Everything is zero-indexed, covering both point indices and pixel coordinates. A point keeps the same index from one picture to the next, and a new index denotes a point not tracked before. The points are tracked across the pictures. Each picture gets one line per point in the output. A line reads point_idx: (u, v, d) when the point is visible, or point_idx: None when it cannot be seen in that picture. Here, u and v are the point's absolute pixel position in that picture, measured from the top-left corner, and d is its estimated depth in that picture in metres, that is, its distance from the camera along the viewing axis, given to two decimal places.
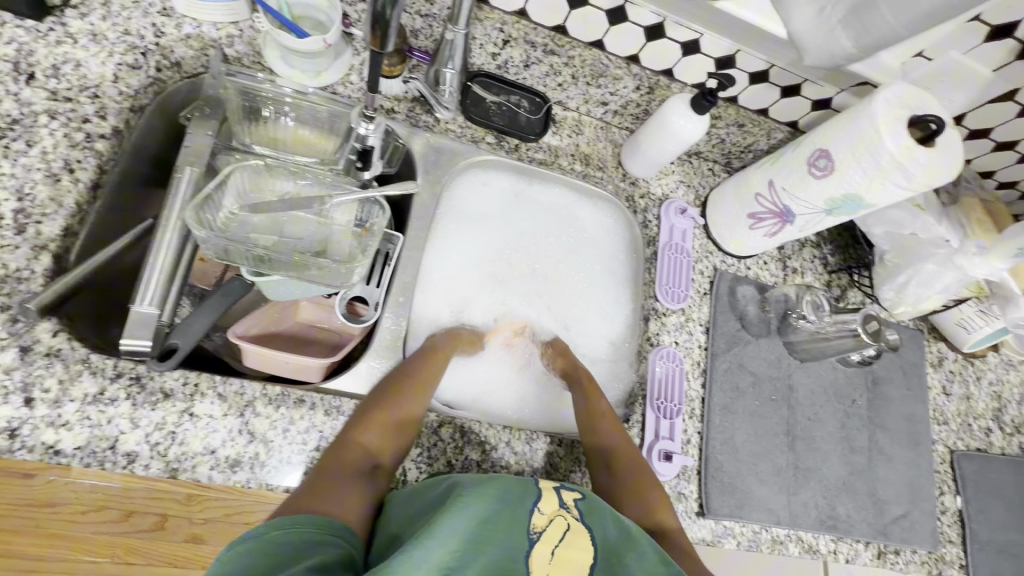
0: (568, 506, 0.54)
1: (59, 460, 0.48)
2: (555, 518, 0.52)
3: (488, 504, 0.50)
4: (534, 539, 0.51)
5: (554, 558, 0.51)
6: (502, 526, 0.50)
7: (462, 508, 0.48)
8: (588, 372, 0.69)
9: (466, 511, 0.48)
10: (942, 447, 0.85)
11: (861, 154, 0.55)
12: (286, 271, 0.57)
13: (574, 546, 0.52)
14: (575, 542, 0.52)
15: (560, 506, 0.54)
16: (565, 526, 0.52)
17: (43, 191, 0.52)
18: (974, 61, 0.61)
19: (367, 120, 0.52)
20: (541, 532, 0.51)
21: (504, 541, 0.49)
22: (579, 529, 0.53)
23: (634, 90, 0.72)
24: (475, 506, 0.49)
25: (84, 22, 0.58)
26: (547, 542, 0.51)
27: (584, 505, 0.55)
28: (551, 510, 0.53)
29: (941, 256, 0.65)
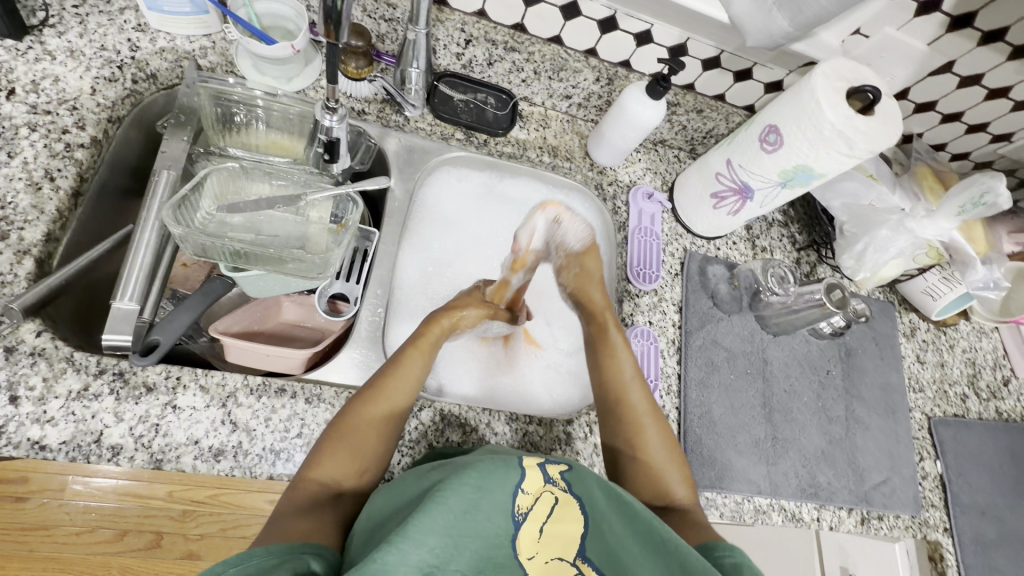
0: (554, 480, 0.51)
1: (44, 456, 0.49)
2: (541, 496, 0.49)
3: (468, 492, 0.45)
4: (521, 522, 0.47)
5: (544, 537, 0.48)
6: (485, 509, 0.46)
7: (440, 500, 0.44)
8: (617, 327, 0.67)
9: (445, 506, 0.44)
10: (919, 414, 0.86)
11: (805, 127, 0.58)
12: (266, 265, 0.60)
13: (565, 521, 0.49)
14: (565, 518, 0.49)
15: (547, 481, 0.51)
16: (553, 502, 0.50)
17: (25, 199, 0.54)
18: (908, 36, 0.65)
19: (331, 112, 0.55)
20: (526, 513, 0.48)
21: (490, 527, 0.46)
22: (567, 501, 0.50)
23: (594, 82, 0.75)
24: (455, 501, 0.45)
25: (61, 39, 0.61)
26: (534, 520, 0.48)
27: (570, 477, 0.52)
28: (536, 488, 0.50)
29: (894, 222, 0.69)
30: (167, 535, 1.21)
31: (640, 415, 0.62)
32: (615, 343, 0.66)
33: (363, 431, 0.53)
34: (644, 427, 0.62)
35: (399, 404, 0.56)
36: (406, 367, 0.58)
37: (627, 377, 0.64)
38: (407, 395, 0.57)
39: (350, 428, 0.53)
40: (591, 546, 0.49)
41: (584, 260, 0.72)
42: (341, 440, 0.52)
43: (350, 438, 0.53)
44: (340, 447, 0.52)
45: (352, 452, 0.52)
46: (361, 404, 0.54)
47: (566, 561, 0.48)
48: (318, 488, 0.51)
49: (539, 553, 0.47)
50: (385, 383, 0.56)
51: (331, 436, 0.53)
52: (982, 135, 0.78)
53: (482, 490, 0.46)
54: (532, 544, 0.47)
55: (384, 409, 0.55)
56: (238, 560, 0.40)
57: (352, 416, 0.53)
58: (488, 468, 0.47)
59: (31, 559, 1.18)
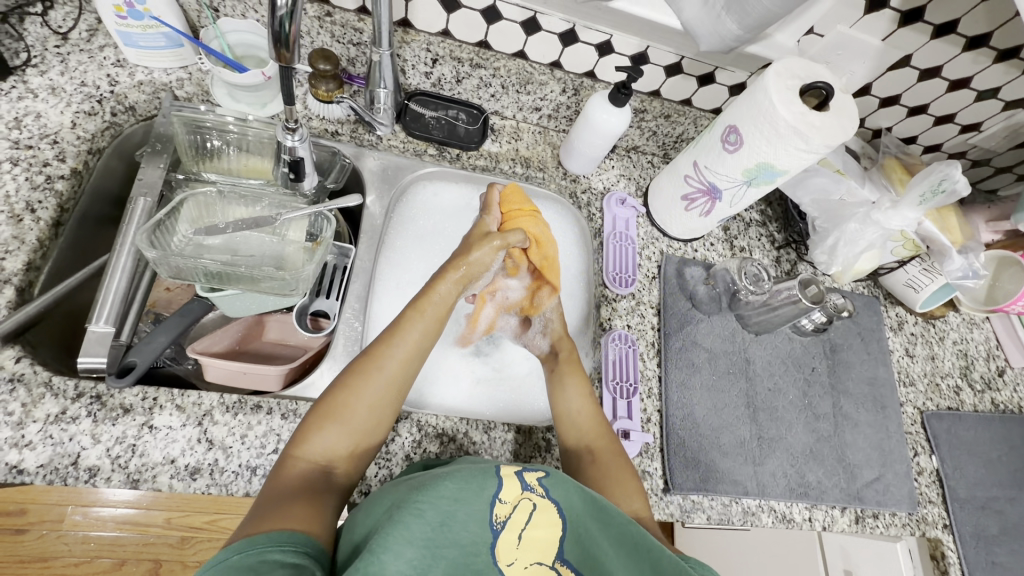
0: (533, 487, 0.48)
1: (22, 479, 0.50)
2: (519, 504, 0.47)
3: (445, 504, 0.45)
4: (499, 529, 0.46)
5: (524, 543, 0.46)
6: (462, 520, 0.45)
7: (417, 509, 0.44)
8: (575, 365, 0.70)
9: (421, 517, 0.44)
10: (911, 408, 0.85)
11: (762, 126, 0.59)
12: (239, 285, 0.62)
13: (544, 527, 0.47)
14: (544, 524, 0.47)
15: (525, 489, 0.48)
16: (531, 509, 0.47)
17: (6, 230, 0.57)
18: (861, 33, 0.66)
19: (291, 132, 0.57)
20: (505, 521, 0.46)
21: (466, 537, 0.45)
22: (546, 506, 0.48)
23: (561, 93, 0.77)
24: (431, 512, 0.44)
25: (43, 78, 0.63)
26: (513, 527, 0.46)
27: (549, 483, 0.49)
28: (514, 496, 0.47)
29: (862, 215, 0.70)
30: (167, 561, 1.23)
31: (593, 439, 0.63)
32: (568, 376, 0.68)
33: (357, 397, 0.55)
34: (596, 446, 0.63)
35: (395, 369, 0.57)
36: (402, 333, 0.59)
37: (577, 410, 0.65)
38: (403, 357, 0.58)
39: (342, 396, 0.54)
40: (570, 549, 0.47)
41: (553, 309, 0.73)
42: (333, 407, 0.54)
43: (343, 406, 0.54)
44: (332, 414, 0.53)
45: (346, 418, 0.54)
46: (356, 372, 0.56)
47: (544, 565, 0.46)
48: (311, 460, 0.51)
49: (518, 559, 0.46)
50: (380, 348, 0.58)
51: (326, 403, 0.54)
52: (949, 127, 0.79)
53: (459, 501, 0.45)
54: (512, 550, 0.46)
55: (379, 374, 0.56)
56: (242, 548, 0.41)
57: (347, 382, 0.55)
58: (464, 479, 0.46)
59: None
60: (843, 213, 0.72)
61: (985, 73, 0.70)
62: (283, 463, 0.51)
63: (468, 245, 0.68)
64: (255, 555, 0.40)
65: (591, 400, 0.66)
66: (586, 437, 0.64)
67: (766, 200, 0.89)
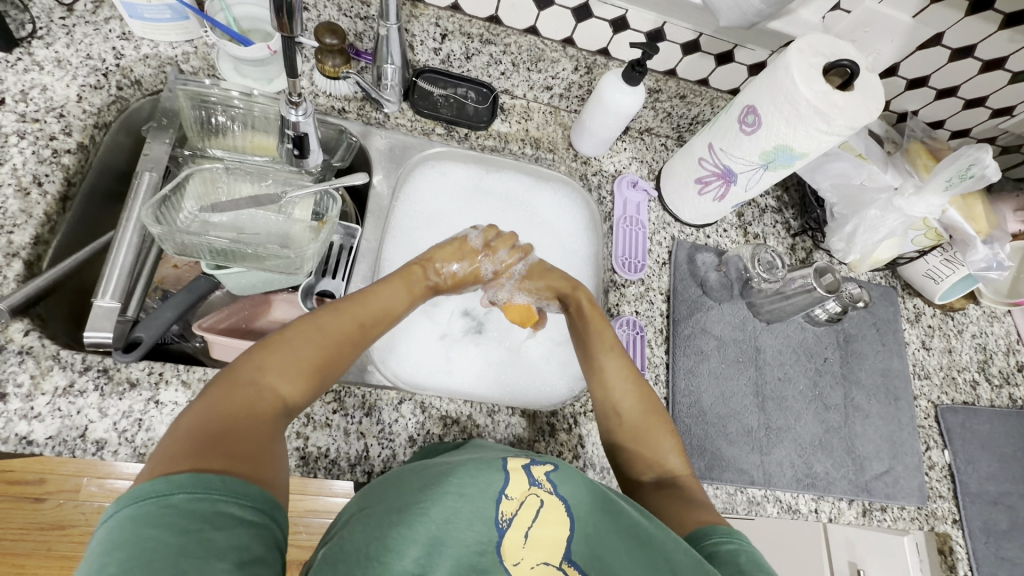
0: (540, 483, 0.48)
1: (31, 450, 0.50)
2: (527, 500, 0.46)
3: (449, 501, 0.45)
4: (506, 528, 0.45)
5: (531, 542, 0.44)
6: (466, 517, 0.45)
7: (422, 510, 0.45)
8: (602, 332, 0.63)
9: (426, 517, 0.44)
10: (925, 402, 0.83)
11: (783, 106, 0.57)
12: (245, 263, 0.62)
13: (552, 524, 0.45)
14: (551, 521, 0.46)
15: (532, 484, 0.48)
16: (538, 505, 0.46)
17: (14, 204, 0.57)
18: (890, 10, 0.63)
19: (295, 106, 0.56)
20: (511, 518, 0.45)
21: (471, 536, 0.44)
22: (553, 504, 0.46)
23: (573, 71, 0.75)
24: (434, 510, 0.45)
25: (49, 50, 0.63)
26: (520, 526, 0.45)
27: (557, 477, 0.49)
28: (521, 492, 0.47)
29: (882, 201, 0.68)
30: None
31: (624, 401, 0.60)
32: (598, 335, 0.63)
33: (342, 354, 0.52)
34: (627, 411, 0.59)
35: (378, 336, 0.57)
36: (398, 299, 0.59)
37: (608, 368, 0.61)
38: (388, 321, 0.58)
39: (328, 346, 0.51)
40: (579, 548, 0.45)
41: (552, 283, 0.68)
42: (320, 354, 0.50)
43: (328, 347, 0.51)
44: (316, 361, 0.50)
45: (322, 366, 0.50)
46: (346, 329, 0.53)
47: (552, 565, 0.44)
48: (282, 399, 0.47)
49: (525, 559, 0.44)
50: (376, 311, 0.56)
51: (312, 348, 0.50)
52: (979, 111, 0.76)
53: (463, 497, 0.46)
54: (518, 550, 0.44)
55: (365, 341, 0.55)
56: (197, 487, 0.36)
57: (334, 333, 0.52)
58: (470, 474, 0.47)
59: (49, 557, 1.21)
60: (862, 199, 0.70)
61: (1021, 53, 0.66)
62: (247, 388, 0.45)
63: (451, 251, 0.66)
64: (210, 504, 0.35)
65: (627, 364, 0.62)
66: (617, 398, 0.60)
67: (783, 185, 0.86)
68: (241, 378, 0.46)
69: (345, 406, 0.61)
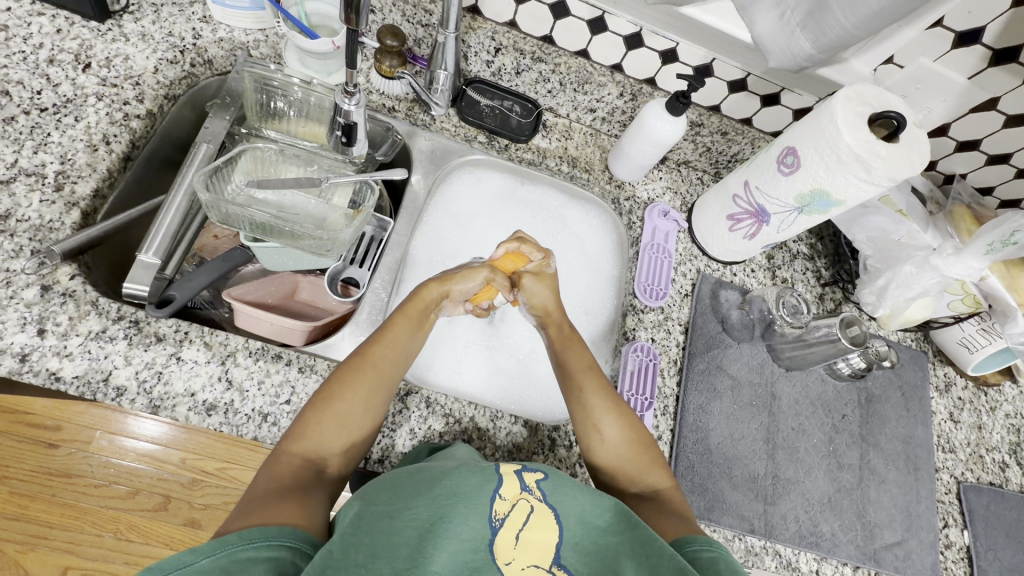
0: (531, 488, 0.49)
1: (58, 386, 0.53)
2: (517, 503, 0.48)
3: (442, 499, 0.47)
4: (498, 527, 0.47)
5: (521, 544, 0.46)
6: (460, 514, 0.47)
7: (411, 515, 0.47)
8: (583, 355, 0.66)
9: (415, 515, 0.47)
10: (947, 476, 0.78)
11: (823, 152, 0.57)
12: (282, 239, 0.65)
13: (541, 531, 0.47)
14: (541, 526, 0.48)
15: (523, 489, 0.49)
16: (529, 510, 0.48)
17: (82, 158, 0.61)
18: (945, 67, 0.63)
19: (349, 96, 0.58)
20: (504, 519, 0.47)
21: (465, 532, 0.46)
22: (543, 510, 0.48)
23: (618, 97, 0.77)
24: (427, 510, 0.47)
25: (136, 24, 0.68)
26: (511, 527, 0.47)
27: (547, 485, 0.50)
28: (513, 494, 0.48)
29: (919, 258, 0.67)
30: (175, 500, 1.28)
31: (607, 426, 0.61)
32: (579, 365, 0.64)
33: (347, 395, 0.55)
34: (607, 430, 0.61)
35: (385, 371, 0.58)
36: (391, 333, 0.61)
37: (581, 390, 0.62)
38: (397, 361, 0.59)
39: (330, 395, 0.55)
40: (568, 554, 0.47)
41: (546, 287, 0.69)
42: (325, 401, 0.55)
43: (340, 398, 0.55)
44: (326, 413, 0.54)
45: (340, 417, 0.55)
46: (343, 374, 0.57)
47: (541, 568, 0.46)
48: (310, 462, 0.53)
49: (516, 560, 0.46)
50: (369, 351, 0.59)
51: (320, 402, 0.55)
52: None
53: (456, 496, 0.48)
54: (509, 550, 0.46)
55: (368, 379, 0.57)
56: (213, 546, 0.40)
57: (335, 378, 0.56)
58: (463, 477, 0.49)
59: (53, 504, 1.23)
60: (898, 255, 0.68)
61: None
62: (282, 462, 0.52)
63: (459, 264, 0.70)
64: (228, 555, 0.41)
65: (606, 391, 0.63)
66: (601, 426, 0.61)
67: (817, 234, 0.85)
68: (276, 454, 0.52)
69: None
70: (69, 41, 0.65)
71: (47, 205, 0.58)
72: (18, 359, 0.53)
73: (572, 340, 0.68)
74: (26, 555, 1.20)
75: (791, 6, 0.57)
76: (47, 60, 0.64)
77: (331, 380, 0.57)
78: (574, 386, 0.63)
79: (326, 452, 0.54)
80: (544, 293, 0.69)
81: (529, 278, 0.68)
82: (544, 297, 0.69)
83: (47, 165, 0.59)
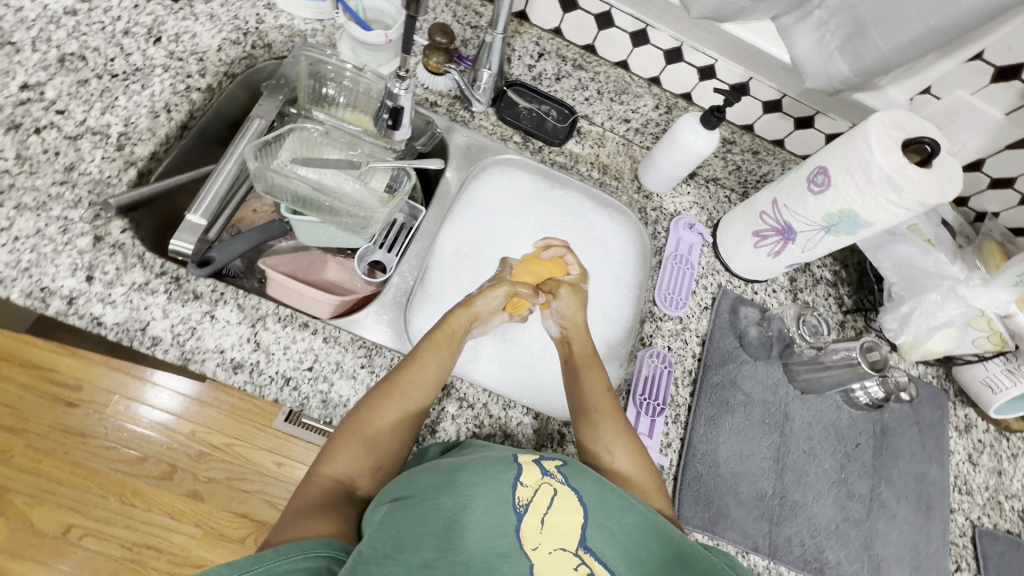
0: (552, 473, 0.53)
1: (99, 330, 0.56)
2: (540, 488, 0.52)
3: (467, 487, 0.50)
4: (523, 512, 0.51)
5: (546, 528, 0.50)
6: (484, 501, 0.50)
7: (435, 504, 0.50)
8: (607, 392, 0.65)
9: (440, 503, 0.50)
10: (962, 519, 0.76)
11: (857, 176, 0.57)
12: (320, 213, 0.68)
13: (565, 513, 0.51)
14: (563, 510, 0.51)
15: (544, 474, 0.53)
16: (552, 494, 0.52)
17: (144, 122, 0.65)
18: (982, 102, 0.64)
19: (400, 80, 0.61)
20: (527, 504, 0.51)
21: (489, 519, 0.50)
22: (566, 493, 0.52)
23: (653, 109, 0.79)
24: (448, 500, 0.50)
25: (206, 6, 0.73)
26: (536, 512, 0.51)
27: (567, 470, 0.54)
28: (535, 480, 0.52)
29: (945, 287, 0.67)
30: (180, 470, 1.30)
31: (626, 465, 0.61)
32: (603, 400, 0.64)
33: (374, 423, 0.57)
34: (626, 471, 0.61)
35: (412, 399, 0.59)
36: (419, 360, 0.60)
37: (603, 424, 0.62)
38: (424, 391, 0.59)
39: (358, 423, 0.57)
40: (592, 536, 0.51)
41: (579, 312, 0.71)
42: (354, 430, 0.57)
43: (367, 426, 0.57)
44: (356, 440, 0.57)
45: (368, 443, 0.57)
46: (370, 401, 0.58)
47: (567, 551, 0.50)
48: (340, 485, 0.56)
49: (543, 544, 0.50)
50: (396, 378, 0.59)
51: (350, 430, 0.57)
52: None
53: (479, 484, 0.51)
54: (536, 535, 0.50)
55: (394, 407, 0.58)
56: (249, 562, 0.44)
57: (364, 406, 0.58)
58: (480, 469, 0.51)
59: (64, 462, 1.26)
60: (924, 285, 0.69)
61: None
62: (313, 486, 0.56)
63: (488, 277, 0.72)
64: (265, 568, 0.44)
65: (624, 430, 0.62)
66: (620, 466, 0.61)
67: (842, 261, 0.85)
68: (309, 478, 0.56)
69: (374, 363, 0.62)
70: (144, 16, 0.70)
71: (108, 162, 0.62)
72: (66, 302, 0.56)
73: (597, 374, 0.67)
74: (33, 507, 1.25)
75: (831, 30, 0.59)
76: (122, 31, 0.68)
77: (362, 404, 0.58)
78: (591, 420, 0.63)
79: (357, 474, 0.57)
80: (573, 310, 0.70)
81: (565, 289, 0.70)
82: (571, 310, 0.70)
83: (112, 126, 0.64)
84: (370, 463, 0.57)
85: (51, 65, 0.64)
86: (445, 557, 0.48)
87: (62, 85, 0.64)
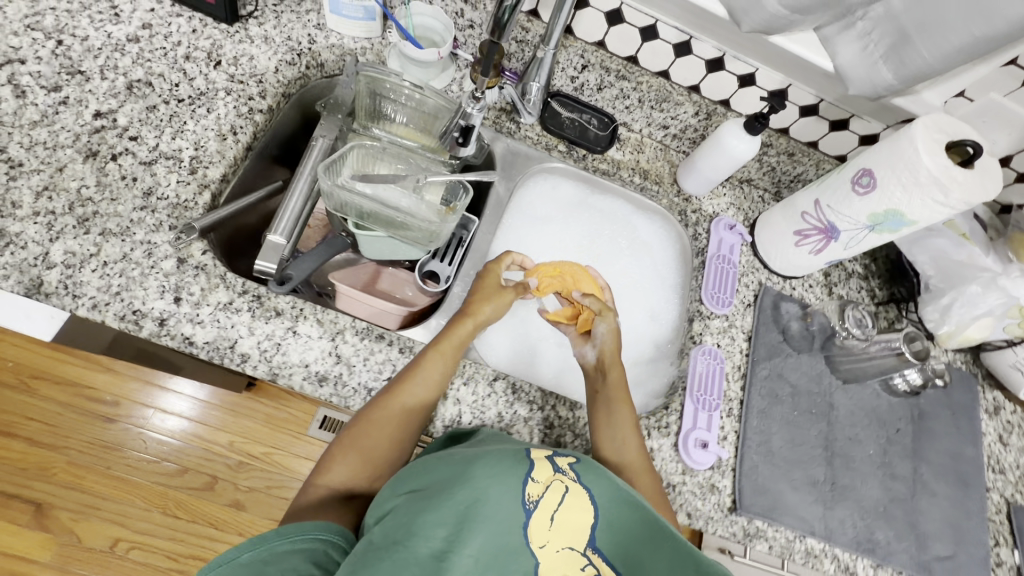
0: (564, 470, 0.55)
1: (191, 349, 0.59)
2: (551, 484, 0.53)
3: (480, 482, 0.51)
4: (532, 508, 0.52)
5: (555, 525, 0.51)
6: (495, 496, 0.51)
7: (447, 499, 0.51)
8: (627, 408, 0.66)
9: (451, 498, 0.51)
10: (997, 496, 0.81)
11: (904, 177, 0.61)
12: (385, 228, 0.71)
13: (573, 510, 0.52)
14: (573, 507, 0.52)
15: (557, 471, 0.54)
16: (564, 490, 0.53)
17: (213, 145, 0.67)
18: (1013, 102, 0.68)
19: (475, 101, 0.64)
20: (538, 501, 0.52)
21: (500, 511, 0.51)
22: (578, 491, 0.53)
23: (693, 115, 0.82)
24: (461, 495, 0.51)
25: (260, 28, 0.74)
26: (546, 508, 0.52)
27: (580, 468, 0.55)
28: (546, 476, 0.53)
29: (986, 279, 0.73)
30: (220, 481, 1.32)
31: (639, 472, 0.63)
32: (618, 414, 0.66)
33: (375, 433, 0.60)
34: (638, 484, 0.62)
35: (413, 409, 0.60)
36: (423, 371, 0.61)
37: (624, 438, 0.64)
38: (425, 400, 0.61)
39: (359, 433, 0.60)
40: (601, 535, 0.52)
41: (611, 335, 0.73)
42: (355, 440, 0.60)
43: (367, 435, 0.60)
44: (356, 449, 0.59)
45: (368, 451, 0.60)
46: (373, 412, 0.60)
47: (575, 550, 0.51)
48: (338, 493, 0.59)
49: (550, 542, 0.51)
50: (397, 389, 0.60)
51: (351, 440, 0.60)
52: None
53: (492, 478, 0.52)
54: (544, 533, 0.51)
55: (396, 417, 0.60)
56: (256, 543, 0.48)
57: (367, 418, 0.60)
58: (492, 464, 0.52)
59: (102, 475, 1.28)
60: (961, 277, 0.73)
61: None
62: (310, 495, 0.58)
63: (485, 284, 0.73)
64: (267, 548, 0.48)
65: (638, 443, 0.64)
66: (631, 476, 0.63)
67: (872, 255, 0.88)
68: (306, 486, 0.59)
69: None
70: (203, 40, 0.72)
71: (184, 186, 0.64)
72: (158, 323, 0.58)
73: (612, 386, 0.69)
74: (76, 521, 1.25)
75: (874, 40, 0.61)
76: (184, 56, 0.70)
77: (365, 414, 0.61)
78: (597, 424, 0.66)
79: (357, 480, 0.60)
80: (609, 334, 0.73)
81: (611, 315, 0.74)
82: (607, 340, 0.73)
83: (184, 151, 0.65)
84: (371, 468, 0.60)
85: (120, 93, 0.66)
86: (448, 556, 0.48)
87: (132, 111, 0.66)
